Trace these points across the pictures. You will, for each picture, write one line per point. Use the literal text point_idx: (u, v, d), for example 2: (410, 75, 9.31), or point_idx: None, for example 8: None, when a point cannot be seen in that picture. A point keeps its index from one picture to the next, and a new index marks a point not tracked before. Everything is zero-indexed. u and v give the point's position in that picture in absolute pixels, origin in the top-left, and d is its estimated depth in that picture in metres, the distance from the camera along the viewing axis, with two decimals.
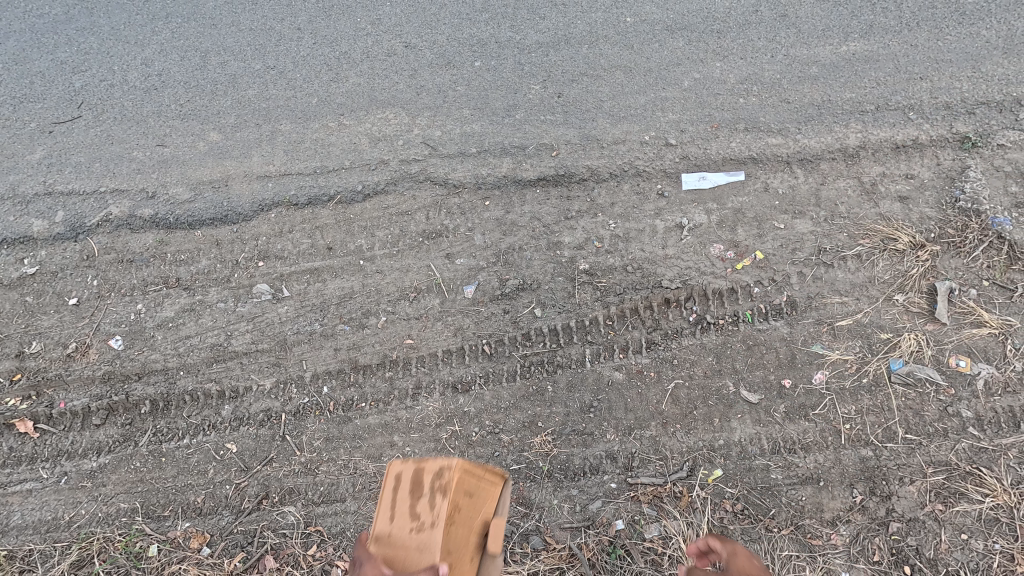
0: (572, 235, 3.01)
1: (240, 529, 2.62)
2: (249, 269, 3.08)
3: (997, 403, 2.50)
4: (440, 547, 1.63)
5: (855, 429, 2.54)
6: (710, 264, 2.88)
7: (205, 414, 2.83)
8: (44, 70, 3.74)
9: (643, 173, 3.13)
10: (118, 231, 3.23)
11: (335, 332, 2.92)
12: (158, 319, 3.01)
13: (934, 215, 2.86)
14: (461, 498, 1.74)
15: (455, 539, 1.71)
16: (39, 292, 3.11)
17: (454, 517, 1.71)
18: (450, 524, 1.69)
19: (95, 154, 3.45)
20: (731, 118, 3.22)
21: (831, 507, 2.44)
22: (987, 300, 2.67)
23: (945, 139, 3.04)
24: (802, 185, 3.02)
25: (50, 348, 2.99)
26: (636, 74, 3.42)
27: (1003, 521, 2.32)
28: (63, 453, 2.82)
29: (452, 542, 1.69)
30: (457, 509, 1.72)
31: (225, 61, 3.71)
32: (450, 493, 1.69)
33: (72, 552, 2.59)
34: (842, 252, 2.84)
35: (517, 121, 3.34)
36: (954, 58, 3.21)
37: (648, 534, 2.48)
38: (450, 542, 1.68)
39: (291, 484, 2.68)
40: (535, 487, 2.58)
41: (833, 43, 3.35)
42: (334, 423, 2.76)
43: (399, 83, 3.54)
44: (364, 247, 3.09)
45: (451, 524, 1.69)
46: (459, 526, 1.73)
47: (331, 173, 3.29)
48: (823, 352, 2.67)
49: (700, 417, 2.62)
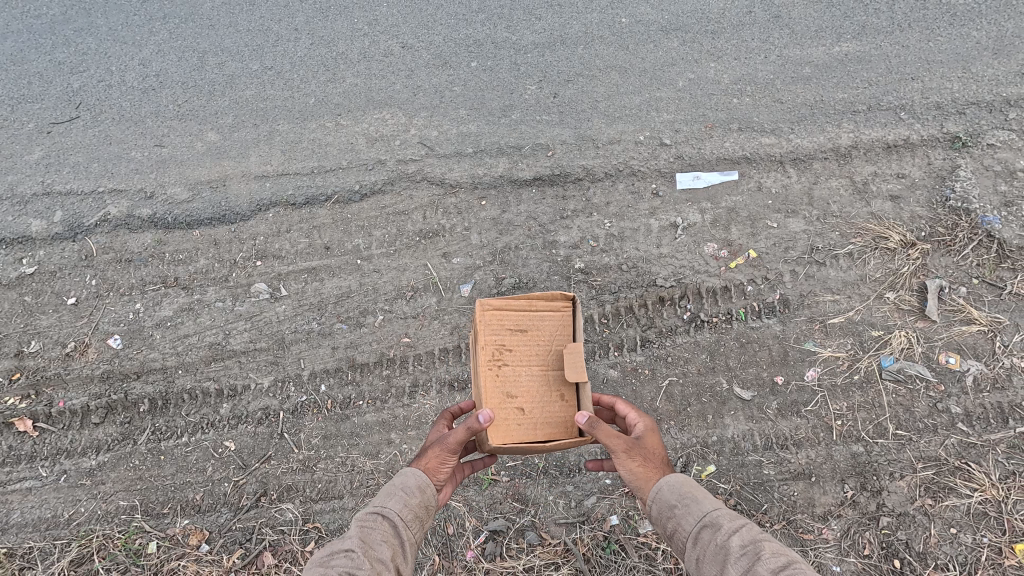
0: (567, 234, 3.04)
1: (238, 526, 2.64)
2: (247, 268, 3.11)
3: (986, 399, 2.54)
4: (491, 385, 2.02)
5: (847, 425, 2.58)
6: (703, 263, 2.91)
7: (204, 412, 2.86)
8: (42, 71, 3.76)
9: (638, 173, 3.16)
10: (116, 231, 3.25)
11: (332, 331, 2.94)
12: (157, 318, 3.03)
13: (924, 214, 2.90)
14: (502, 338, 2.07)
15: (516, 372, 2.08)
16: (38, 292, 3.13)
17: (504, 358, 2.07)
18: (499, 362, 2.05)
19: (94, 154, 3.47)
20: (725, 118, 3.26)
21: (822, 502, 2.47)
22: (977, 297, 2.71)
23: (936, 139, 3.07)
24: (795, 184, 3.05)
25: (49, 347, 3.01)
26: (630, 74, 3.45)
27: (991, 515, 2.36)
28: (63, 452, 2.84)
29: (511, 379, 2.06)
30: (504, 349, 2.07)
31: (223, 61, 3.73)
32: (487, 339, 2.04)
33: (72, 550, 2.60)
34: (834, 251, 2.87)
35: (513, 121, 3.37)
36: (945, 58, 3.25)
37: (642, 529, 2.50)
38: (507, 377, 2.06)
39: (289, 481, 2.71)
40: (530, 483, 2.60)
41: (826, 44, 3.38)
42: (331, 421, 2.79)
43: (396, 84, 3.57)
44: (361, 247, 3.12)
45: (501, 363, 2.06)
46: (516, 364, 2.08)
47: (329, 173, 3.31)
48: (815, 349, 2.71)
49: (693, 413, 2.65)
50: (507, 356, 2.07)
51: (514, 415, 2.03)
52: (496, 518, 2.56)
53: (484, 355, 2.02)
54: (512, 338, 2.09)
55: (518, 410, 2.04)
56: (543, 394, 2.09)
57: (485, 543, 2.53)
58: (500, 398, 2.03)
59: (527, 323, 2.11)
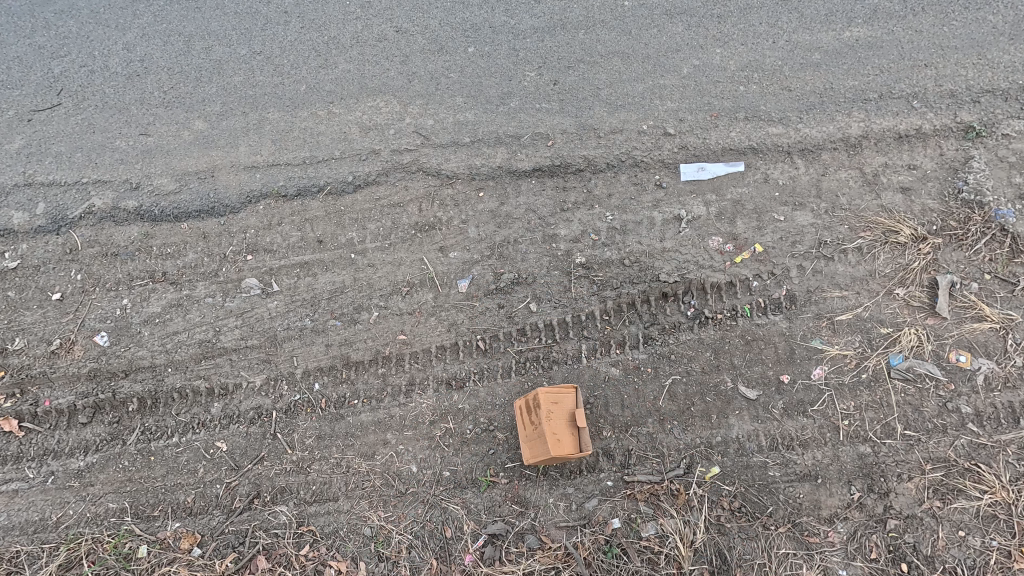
0: (568, 228, 2.94)
1: (231, 529, 2.57)
2: (237, 263, 3.01)
3: (997, 399, 2.48)
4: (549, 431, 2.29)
5: (854, 425, 2.52)
6: (709, 257, 2.82)
7: (195, 412, 2.78)
8: (21, 56, 3.61)
9: (641, 164, 3.05)
10: (102, 224, 3.14)
11: (325, 328, 2.85)
12: (145, 314, 2.94)
13: (936, 207, 2.81)
14: (556, 392, 2.39)
15: (562, 420, 2.37)
16: (22, 287, 3.02)
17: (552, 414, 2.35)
18: (551, 409, 2.35)
19: (77, 143, 3.34)
20: (730, 107, 3.14)
21: (829, 504, 2.42)
22: (989, 293, 2.63)
23: (949, 129, 2.97)
24: (802, 176, 2.95)
25: (34, 345, 2.91)
26: (633, 61, 3.32)
27: (1001, 518, 2.30)
28: (50, 452, 2.77)
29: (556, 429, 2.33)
30: (557, 400, 2.38)
31: (210, 45, 3.58)
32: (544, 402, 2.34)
33: (60, 554, 2.53)
34: (843, 245, 2.78)
35: (511, 109, 3.25)
36: (959, 44, 3.13)
37: (644, 532, 2.44)
38: (556, 421, 2.34)
39: (283, 483, 2.64)
40: (530, 485, 2.55)
41: (837, 29, 3.26)
42: (326, 421, 2.72)
43: (390, 70, 3.44)
44: (355, 240, 3.01)
45: (552, 411, 2.35)
46: (561, 414, 2.38)
47: (321, 163, 3.20)
48: (822, 347, 2.64)
49: (697, 413, 2.59)
50: (557, 406, 2.38)
51: (561, 453, 2.30)
52: (495, 521, 2.51)
53: (544, 404, 2.32)
54: (561, 394, 2.42)
55: (562, 448, 2.31)
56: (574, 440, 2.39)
57: (484, 547, 2.47)
58: (553, 438, 2.28)
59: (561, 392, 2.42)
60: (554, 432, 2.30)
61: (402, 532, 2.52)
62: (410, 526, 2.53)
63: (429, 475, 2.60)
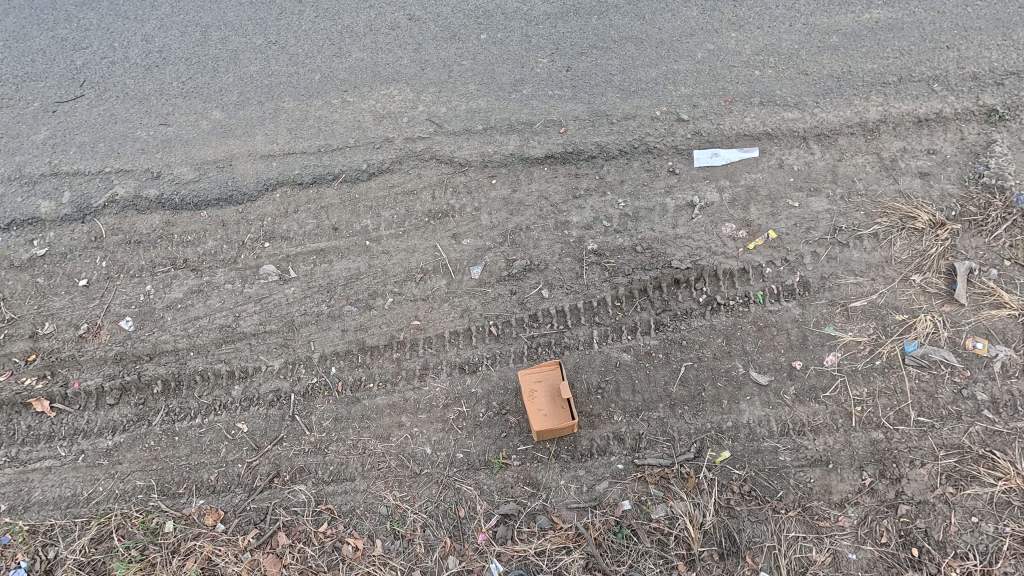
0: (579, 215, 2.95)
1: (253, 507, 2.65)
2: (255, 249, 3.07)
3: (1014, 386, 2.45)
4: (532, 412, 2.53)
5: (866, 411, 2.51)
6: (721, 244, 2.81)
7: (216, 394, 2.86)
8: (44, 48, 3.71)
9: (653, 150, 3.05)
10: (125, 213, 3.23)
11: (341, 314, 2.91)
12: (167, 300, 3.02)
13: (955, 192, 2.76)
14: (537, 373, 2.59)
15: (549, 397, 2.56)
16: (51, 273, 3.12)
17: (536, 398, 2.56)
18: (535, 389, 2.57)
19: (100, 134, 3.42)
20: (745, 91, 3.12)
21: (839, 489, 2.42)
22: (1008, 280, 2.59)
23: (971, 113, 2.91)
24: (818, 161, 2.92)
25: (62, 329, 3.01)
26: (647, 46, 3.30)
27: (1015, 505, 2.29)
28: (80, 432, 2.88)
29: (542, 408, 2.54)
30: (539, 379, 2.58)
31: (226, 36, 3.65)
32: (525, 388, 2.57)
33: (92, 528, 2.64)
34: (858, 231, 2.76)
35: (524, 96, 3.25)
36: (983, 25, 3.07)
37: (654, 514, 2.47)
38: (542, 399, 2.56)
39: (301, 463, 2.72)
40: (542, 467, 2.60)
41: (855, 12, 3.23)
42: (342, 404, 2.78)
43: (403, 58, 3.47)
44: (369, 228, 3.06)
45: (536, 390, 2.57)
46: (546, 392, 2.57)
47: (336, 151, 3.24)
48: (835, 334, 2.62)
49: (708, 398, 2.60)
50: (541, 384, 2.58)
51: (549, 428, 2.48)
52: (507, 502, 2.56)
53: (523, 385, 2.57)
54: (546, 372, 2.60)
55: (549, 423, 2.50)
56: (566, 414, 2.52)
57: (496, 526, 2.53)
58: (538, 415, 2.52)
59: (543, 374, 2.60)
60: (538, 410, 2.53)
61: (416, 512, 2.58)
62: (424, 506, 2.59)
63: (443, 456, 2.65)
